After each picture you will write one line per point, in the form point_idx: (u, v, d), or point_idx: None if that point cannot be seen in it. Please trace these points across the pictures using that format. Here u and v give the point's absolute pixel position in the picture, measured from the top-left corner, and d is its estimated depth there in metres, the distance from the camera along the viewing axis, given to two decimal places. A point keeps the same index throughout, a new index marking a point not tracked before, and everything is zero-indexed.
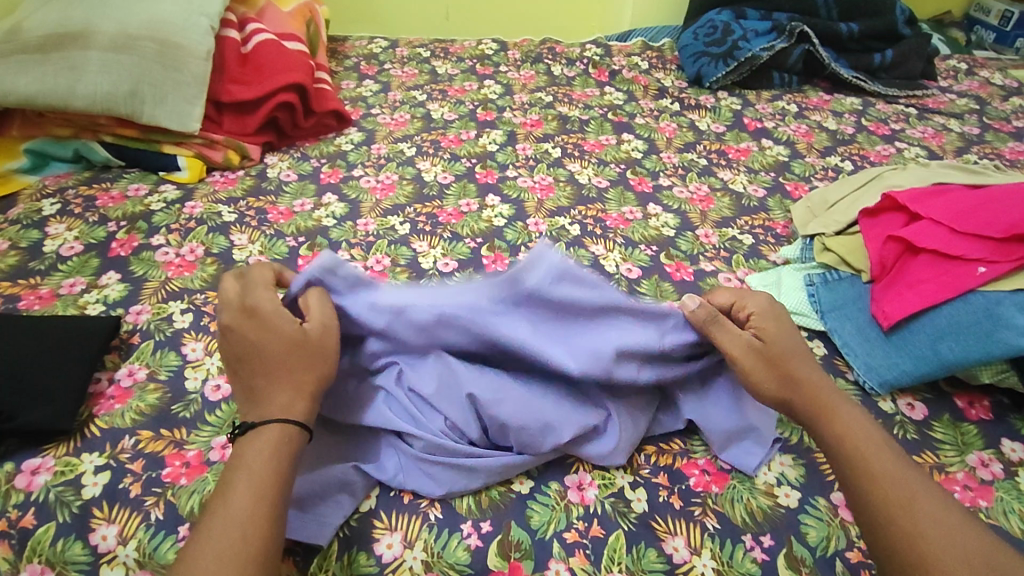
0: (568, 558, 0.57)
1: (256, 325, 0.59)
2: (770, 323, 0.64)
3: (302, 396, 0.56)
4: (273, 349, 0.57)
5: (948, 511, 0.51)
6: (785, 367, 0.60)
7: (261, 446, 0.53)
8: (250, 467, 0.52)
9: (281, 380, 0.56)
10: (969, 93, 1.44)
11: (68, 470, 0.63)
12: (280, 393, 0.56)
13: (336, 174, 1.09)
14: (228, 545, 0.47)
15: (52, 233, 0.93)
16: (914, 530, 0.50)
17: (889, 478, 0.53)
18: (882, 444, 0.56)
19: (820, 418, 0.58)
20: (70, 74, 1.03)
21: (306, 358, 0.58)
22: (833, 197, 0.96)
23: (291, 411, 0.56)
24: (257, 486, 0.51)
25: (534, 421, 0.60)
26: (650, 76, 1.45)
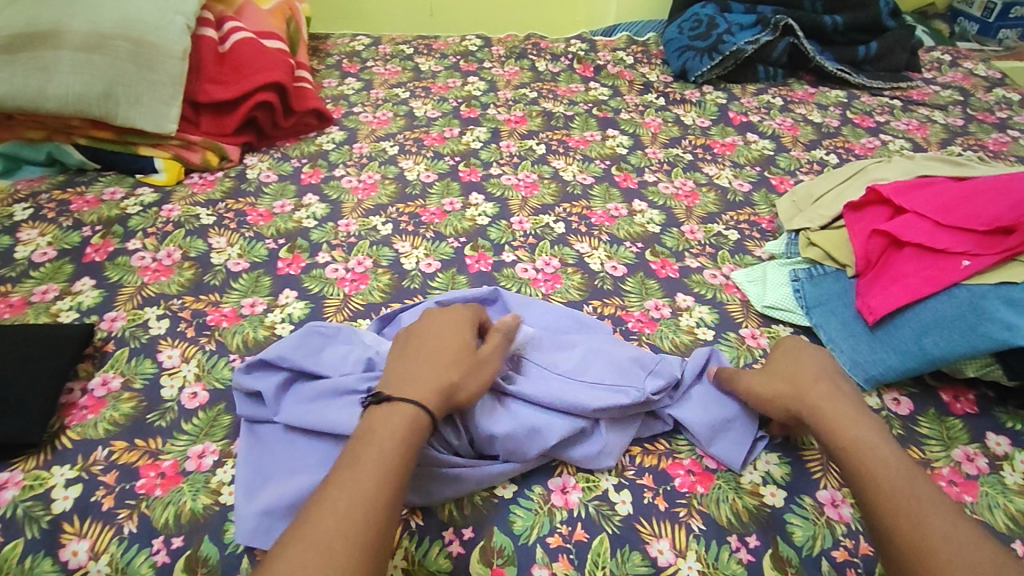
0: (551, 563, 0.56)
1: (447, 319, 0.64)
2: (794, 354, 0.68)
3: (445, 392, 0.57)
4: (448, 341, 0.61)
5: (961, 523, 0.49)
6: (796, 384, 0.63)
7: (395, 424, 0.53)
8: (379, 445, 0.51)
9: (439, 369, 0.58)
10: (953, 84, 1.44)
11: (37, 484, 0.62)
12: (429, 380, 0.57)
13: (317, 175, 1.08)
14: (348, 519, 0.46)
15: (24, 239, 0.91)
16: (919, 539, 0.48)
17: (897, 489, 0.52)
18: (893, 456, 0.55)
19: (830, 432, 0.58)
20: (41, 76, 1.00)
21: (468, 365, 0.60)
22: (818, 190, 0.96)
23: (428, 400, 0.55)
24: (383, 467, 0.50)
25: (519, 425, 0.60)
26: (635, 71, 1.44)
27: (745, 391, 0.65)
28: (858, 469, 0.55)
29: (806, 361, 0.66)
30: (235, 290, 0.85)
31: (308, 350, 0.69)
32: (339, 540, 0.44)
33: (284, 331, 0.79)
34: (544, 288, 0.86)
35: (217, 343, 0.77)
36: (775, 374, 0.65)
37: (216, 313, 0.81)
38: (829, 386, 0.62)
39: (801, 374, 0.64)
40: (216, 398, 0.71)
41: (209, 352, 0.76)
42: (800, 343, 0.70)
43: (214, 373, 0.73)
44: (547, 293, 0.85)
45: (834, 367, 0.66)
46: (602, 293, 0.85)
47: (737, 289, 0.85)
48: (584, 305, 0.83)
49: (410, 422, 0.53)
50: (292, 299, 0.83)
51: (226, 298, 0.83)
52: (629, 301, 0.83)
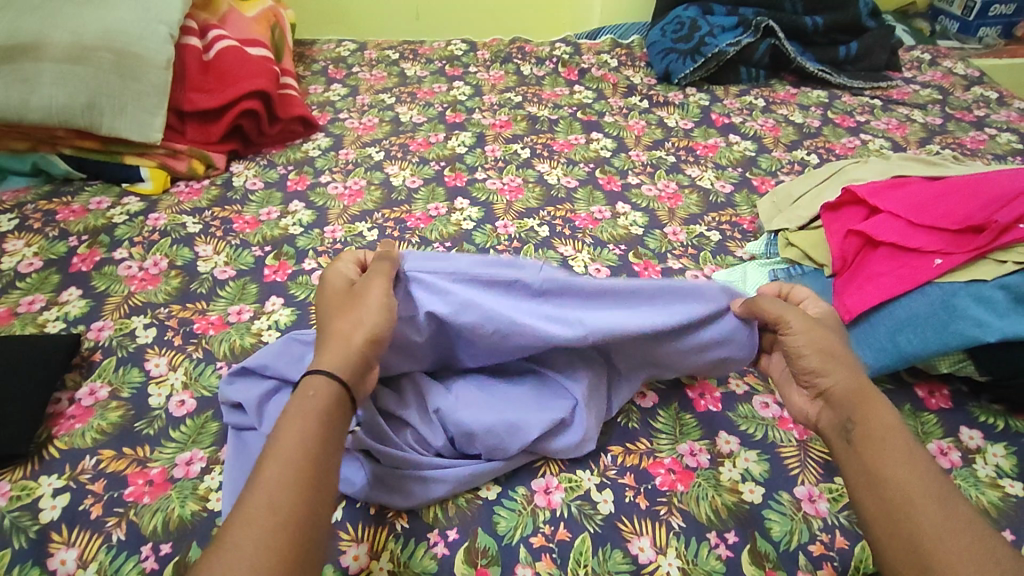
0: (534, 563, 0.57)
1: (327, 287, 0.63)
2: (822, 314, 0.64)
3: (338, 346, 0.55)
4: (331, 303, 0.61)
5: (968, 523, 0.47)
6: (830, 348, 0.59)
7: (303, 402, 0.51)
8: (294, 432, 0.48)
9: (330, 328, 0.57)
10: (932, 83, 1.46)
11: (25, 494, 0.62)
12: (321, 344, 0.56)
13: (303, 182, 1.08)
14: (251, 516, 0.44)
15: (10, 249, 0.91)
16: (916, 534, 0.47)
17: (907, 481, 0.49)
18: (907, 447, 0.52)
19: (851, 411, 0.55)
20: (24, 87, 1.00)
21: (355, 310, 0.59)
22: (797, 191, 0.97)
23: (320, 362, 0.54)
24: (290, 453, 0.47)
25: (500, 422, 0.61)
26: (619, 74, 1.46)
27: (780, 318, 0.62)
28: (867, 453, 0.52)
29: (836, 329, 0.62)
30: (222, 298, 0.85)
31: (291, 358, 0.69)
32: (247, 536, 0.42)
33: (270, 338, 0.80)
34: None
35: (204, 351, 0.77)
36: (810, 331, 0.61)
37: (203, 321, 0.81)
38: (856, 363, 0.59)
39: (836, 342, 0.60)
40: (204, 406, 0.71)
41: (196, 360, 0.76)
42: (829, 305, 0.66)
43: (201, 381, 0.74)
44: None
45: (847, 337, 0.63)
46: None
47: None
48: None
49: (314, 393, 0.51)
50: (279, 306, 0.84)
51: (213, 306, 0.84)
52: None
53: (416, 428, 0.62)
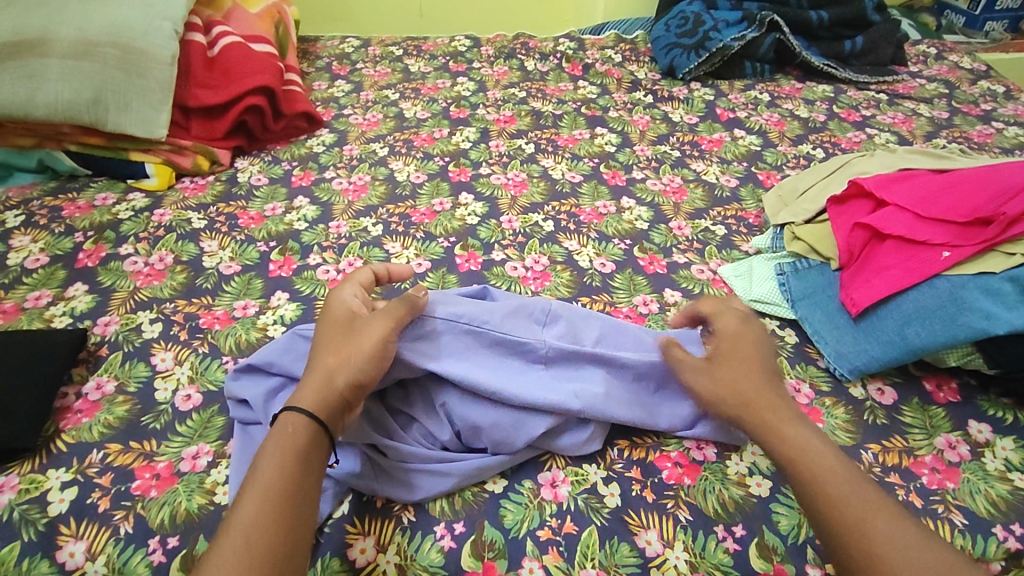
0: (541, 556, 0.57)
1: (327, 316, 0.64)
2: (726, 340, 0.65)
3: (319, 385, 0.57)
4: (323, 335, 0.62)
5: (907, 524, 0.51)
6: (737, 383, 0.61)
7: (281, 439, 0.54)
8: (271, 468, 0.51)
9: (314, 365, 0.59)
10: (938, 77, 1.45)
11: (33, 487, 0.63)
12: (305, 378, 0.58)
13: (307, 177, 1.08)
14: (231, 554, 0.46)
15: (16, 245, 0.92)
16: (872, 550, 0.49)
17: (845, 499, 0.52)
18: (834, 462, 0.55)
19: (772, 438, 0.58)
20: (29, 83, 1.01)
21: (342, 349, 0.59)
22: (802, 185, 0.97)
23: (300, 400, 0.56)
24: (265, 489, 0.50)
25: (505, 416, 0.61)
26: (623, 69, 1.45)
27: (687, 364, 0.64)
28: (801, 479, 0.55)
29: (749, 357, 0.63)
30: (227, 293, 0.85)
31: (296, 354, 0.68)
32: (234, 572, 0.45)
33: (276, 333, 0.80)
34: (533, 285, 0.86)
35: (210, 345, 0.78)
36: (719, 369, 0.63)
37: (209, 316, 0.82)
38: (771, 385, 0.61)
39: (745, 371, 0.62)
40: (210, 400, 0.71)
41: (202, 354, 0.76)
42: (736, 325, 0.66)
43: (207, 375, 0.74)
44: (536, 290, 0.86)
45: (764, 359, 0.64)
46: (591, 289, 0.86)
47: (723, 284, 0.86)
48: (574, 301, 0.84)
49: (292, 431, 0.54)
50: (284, 301, 0.84)
51: (219, 301, 0.84)
52: (617, 297, 0.84)
53: (422, 423, 0.63)
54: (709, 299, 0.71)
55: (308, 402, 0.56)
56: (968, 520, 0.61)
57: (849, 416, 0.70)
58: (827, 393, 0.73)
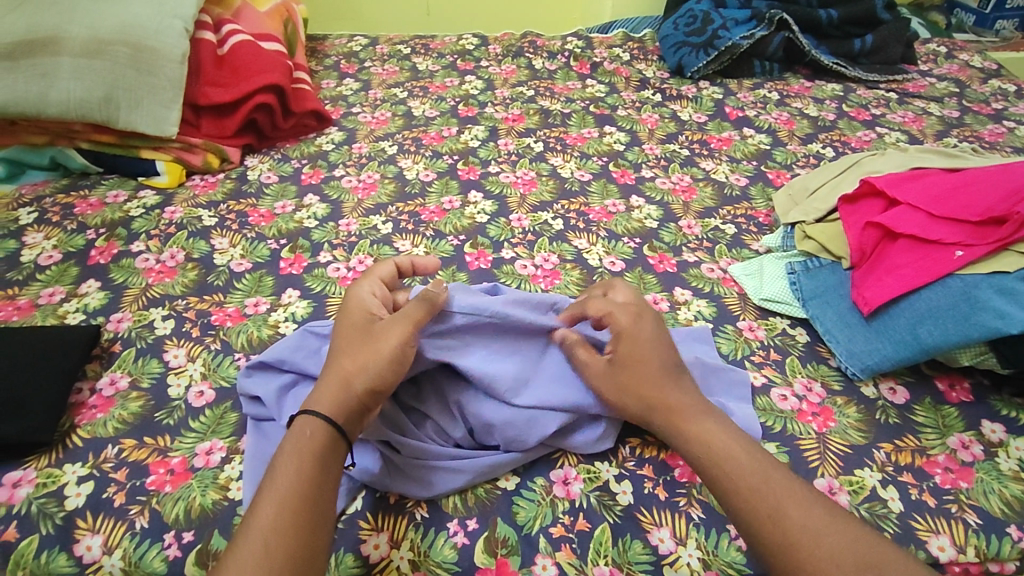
0: (554, 553, 0.57)
1: (344, 317, 0.64)
2: (626, 344, 0.62)
3: (337, 387, 0.57)
4: (340, 337, 0.62)
5: (819, 508, 0.52)
6: (642, 386, 0.60)
7: (299, 442, 0.54)
8: (290, 471, 0.52)
9: (331, 368, 0.59)
10: (948, 76, 1.45)
11: (50, 482, 0.63)
12: (322, 380, 0.58)
13: (317, 175, 1.09)
14: (253, 554, 0.47)
15: (29, 242, 0.92)
16: (788, 540, 0.50)
17: (758, 491, 0.53)
18: (746, 453, 0.55)
19: (682, 437, 0.58)
20: (43, 81, 1.01)
21: (358, 352, 0.59)
22: (813, 184, 0.97)
23: (318, 402, 0.56)
24: (284, 492, 0.51)
25: (519, 414, 0.62)
26: (632, 67, 1.45)
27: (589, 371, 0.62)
28: (715, 476, 0.55)
29: (649, 360, 0.61)
30: (239, 290, 0.86)
31: (308, 351, 0.69)
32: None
33: (287, 330, 0.80)
34: (543, 283, 0.87)
35: (221, 342, 0.78)
36: (621, 376, 0.61)
37: (221, 313, 0.82)
38: (676, 385, 0.60)
39: (646, 378, 0.60)
40: (223, 396, 0.72)
41: (214, 351, 0.77)
42: (631, 322, 0.63)
43: (220, 372, 0.74)
44: (546, 288, 0.86)
45: (666, 357, 0.61)
46: None
47: (734, 283, 0.86)
48: None
49: (311, 434, 0.54)
50: (295, 298, 0.84)
51: (230, 298, 0.84)
52: None
53: (435, 420, 0.63)
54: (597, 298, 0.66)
55: (325, 405, 0.56)
56: (982, 520, 0.61)
57: (861, 415, 0.70)
58: (839, 392, 0.73)
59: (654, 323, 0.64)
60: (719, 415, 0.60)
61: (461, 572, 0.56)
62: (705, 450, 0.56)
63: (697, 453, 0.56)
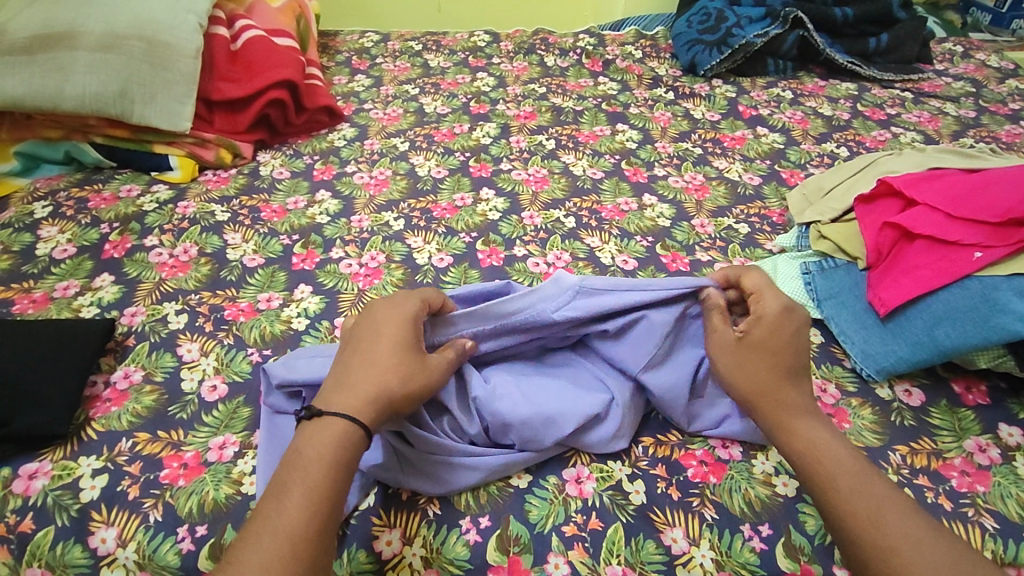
0: (566, 551, 0.57)
1: (388, 315, 0.61)
2: (763, 328, 0.62)
3: (380, 402, 0.55)
4: (386, 338, 0.59)
5: (916, 516, 0.51)
6: (765, 373, 0.60)
7: (328, 439, 0.53)
8: (316, 468, 0.51)
9: (375, 373, 0.57)
10: (965, 75, 1.43)
11: (65, 474, 0.63)
12: (365, 387, 0.56)
13: (329, 171, 1.09)
14: (270, 555, 0.46)
15: (44, 236, 0.93)
16: (881, 541, 0.49)
17: (857, 494, 0.52)
18: (848, 457, 0.55)
19: (786, 432, 0.58)
20: (58, 75, 1.02)
21: (411, 368, 0.58)
22: (828, 183, 0.96)
23: (358, 410, 0.54)
24: (315, 494, 0.50)
25: (535, 413, 0.61)
26: (644, 65, 1.44)
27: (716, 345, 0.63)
28: (817, 476, 0.55)
29: (777, 349, 0.61)
30: (251, 285, 0.86)
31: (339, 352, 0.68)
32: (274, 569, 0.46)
33: (300, 326, 0.80)
34: None
35: (234, 337, 0.78)
36: (748, 356, 0.61)
37: (234, 308, 0.82)
38: (794, 382, 0.60)
39: (771, 364, 0.60)
40: (235, 391, 0.72)
41: (227, 346, 0.77)
42: (779, 308, 0.63)
43: (233, 366, 0.75)
44: None
45: (794, 351, 0.61)
46: None
47: None
48: None
49: (349, 441, 0.53)
50: (307, 294, 0.85)
51: (243, 294, 0.85)
52: None
53: (450, 415, 0.62)
54: (758, 274, 0.67)
55: (367, 416, 0.55)
56: (1000, 524, 0.60)
57: (875, 417, 0.70)
58: (854, 394, 0.72)
59: (795, 313, 0.63)
60: (825, 420, 0.60)
61: (472, 569, 0.56)
62: (808, 449, 0.56)
63: (798, 452, 0.57)
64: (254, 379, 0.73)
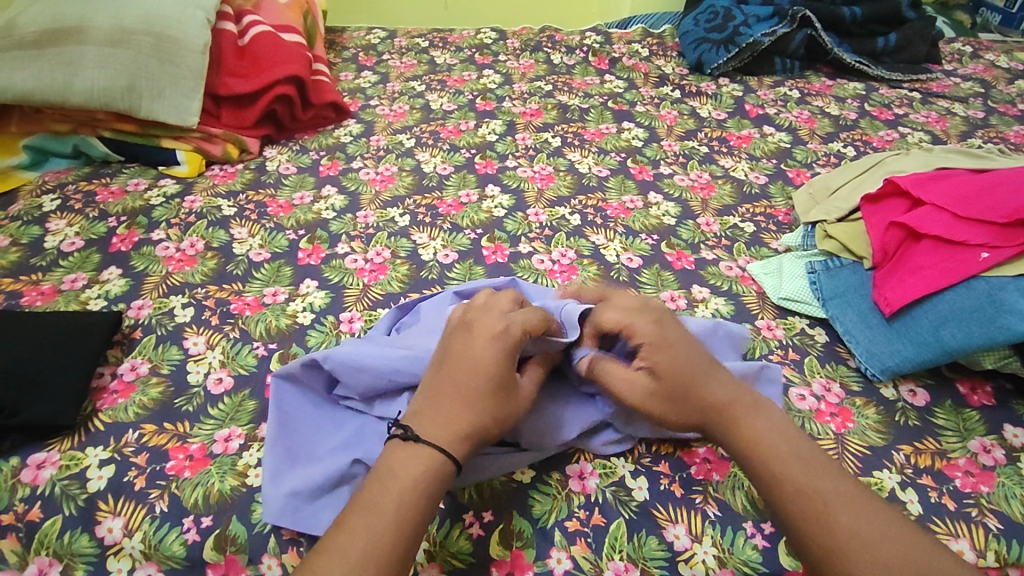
0: (569, 546, 0.57)
1: (486, 344, 0.57)
2: (661, 353, 0.59)
3: (474, 437, 0.55)
4: (483, 372, 0.56)
5: (870, 510, 0.51)
6: (687, 398, 0.58)
7: (421, 461, 0.52)
8: (405, 485, 0.51)
9: (470, 409, 0.55)
10: (973, 76, 1.42)
11: (73, 464, 0.64)
12: (459, 421, 0.54)
13: (335, 167, 1.09)
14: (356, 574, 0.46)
15: (53, 228, 0.94)
16: (835, 543, 0.49)
17: (802, 492, 0.52)
18: (796, 453, 0.55)
19: (736, 435, 0.57)
20: (67, 70, 1.03)
21: (505, 407, 0.56)
22: (834, 183, 0.95)
23: (450, 448, 0.53)
24: (404, 515, 0.50)
25: (540, 416, 0.62)
26: (650, 63, 1.44)
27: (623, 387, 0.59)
28: (763, 478, 0.54)
29: (687, 369, 0.59)
30: (257, 280, 0.86)
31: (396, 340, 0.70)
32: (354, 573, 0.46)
33: (305, 320, 0.80)
34: (560, 279, 0.87)
35: (240, 331, 0.79)
36: (665, 391, 0.58)
37: (240, 302, 0.83)
38: (718, 389, 0.59)
39: (688, 387, 0.58)
40: (241, 384, 0.72)
41: (233, 339, 0.77)
42: (655, 326, 0.60)
43: (239, 360, 0.75)
44: (563, 284, 0.86)
45: (699, 363, 0.60)
46: (618, 284, 0.86)
47: (753, 282, 0.85)
48: None
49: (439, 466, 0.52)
50: (313, 288, 0.85)
51: (249, 288, 0.85)
52: (645, 293, 0.84)
53: None
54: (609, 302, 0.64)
55: (458, 454, 0.54)
56: (1003, 525, 0.60)
57: (880, 416, 0.69)
58: (858, 393, 0.72)
59: (665, 317, 0.62)
60: (766, 413, 0.58)
61: (475, 563, 0.57)
62: (751, 449, 0.56)
63: (743, 454, 0.56)
64: (260, 372, 0.74)
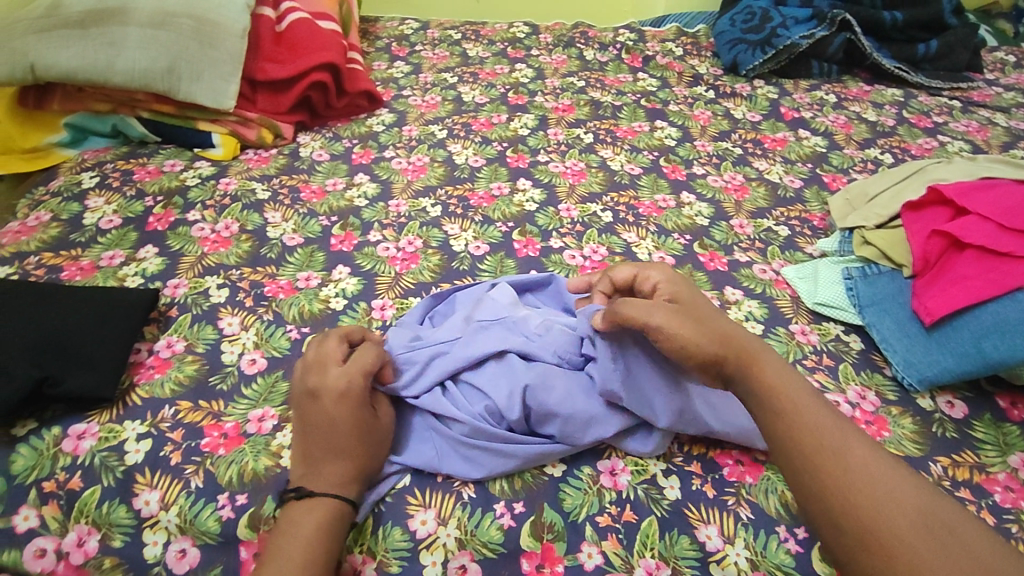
0: (600, 542, 0.57)
1: (344, 401, 0.58)
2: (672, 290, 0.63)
3: (359, 478, 0.57)
4: (347, 428, 0.57)
5: (906, 480, 0.48)
6: (709, 323, 0.58)
7: (317, 507, 0.55)
8: (305, 528, 0.53)
9: (345, 460, 0.57)
10: (1016, 86, 1.39)
11: (111, 436, 0.65)
12: (342, 471, 0.57)
13: (367, 155, 1.09)
14: None
15: (91, 206, 0.95)
16: (840, 475, 0.49)
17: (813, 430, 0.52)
18: (807, 397, 0.55)
19: (753, 376, 0.56)
20: (110, 50, 1.04)
21: (375, 448, 0.59)
22: (873, 189, 0.94)
23: (345, 491, 0.56)
24: (312, 557, 0.52)
25: (581, 412, 0.61)
26: (684, 63, 1.43)
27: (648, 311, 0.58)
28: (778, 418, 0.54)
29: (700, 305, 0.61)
30: (291, 263, 0.87)
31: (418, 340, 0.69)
32: None
33: (337, 306, 0.81)
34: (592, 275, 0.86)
35: (274, 313, 0.79)
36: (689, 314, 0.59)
37: (274, 285, 0.83)
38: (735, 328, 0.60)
39: (710, 317, 0.59)
40: (275, 365, 0.73)
41: (267, 321, 0.78)
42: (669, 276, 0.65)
43: (272, 342, 0.76)
44: None
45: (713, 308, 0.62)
46: None
47: (787, 285, 0.85)
48: None
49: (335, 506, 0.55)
50: (346, 275, 0.85)
51: (283, 271, 0.86)
52: None
53: (490, 400, 0.62)
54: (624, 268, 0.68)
55: (353, 494, 0.57)
56: None
57: (916, 426, 0.68)
58: (893, 402, 0.71)
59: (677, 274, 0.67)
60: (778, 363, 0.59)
61: (506, 553, 0.57)
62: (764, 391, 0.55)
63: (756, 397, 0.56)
64: (293, 355, 0.74)
